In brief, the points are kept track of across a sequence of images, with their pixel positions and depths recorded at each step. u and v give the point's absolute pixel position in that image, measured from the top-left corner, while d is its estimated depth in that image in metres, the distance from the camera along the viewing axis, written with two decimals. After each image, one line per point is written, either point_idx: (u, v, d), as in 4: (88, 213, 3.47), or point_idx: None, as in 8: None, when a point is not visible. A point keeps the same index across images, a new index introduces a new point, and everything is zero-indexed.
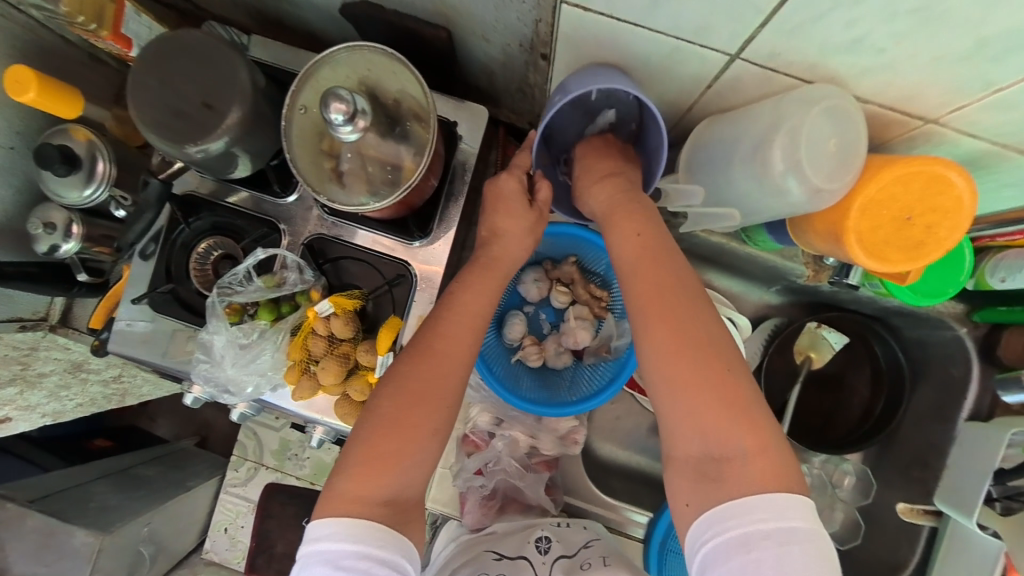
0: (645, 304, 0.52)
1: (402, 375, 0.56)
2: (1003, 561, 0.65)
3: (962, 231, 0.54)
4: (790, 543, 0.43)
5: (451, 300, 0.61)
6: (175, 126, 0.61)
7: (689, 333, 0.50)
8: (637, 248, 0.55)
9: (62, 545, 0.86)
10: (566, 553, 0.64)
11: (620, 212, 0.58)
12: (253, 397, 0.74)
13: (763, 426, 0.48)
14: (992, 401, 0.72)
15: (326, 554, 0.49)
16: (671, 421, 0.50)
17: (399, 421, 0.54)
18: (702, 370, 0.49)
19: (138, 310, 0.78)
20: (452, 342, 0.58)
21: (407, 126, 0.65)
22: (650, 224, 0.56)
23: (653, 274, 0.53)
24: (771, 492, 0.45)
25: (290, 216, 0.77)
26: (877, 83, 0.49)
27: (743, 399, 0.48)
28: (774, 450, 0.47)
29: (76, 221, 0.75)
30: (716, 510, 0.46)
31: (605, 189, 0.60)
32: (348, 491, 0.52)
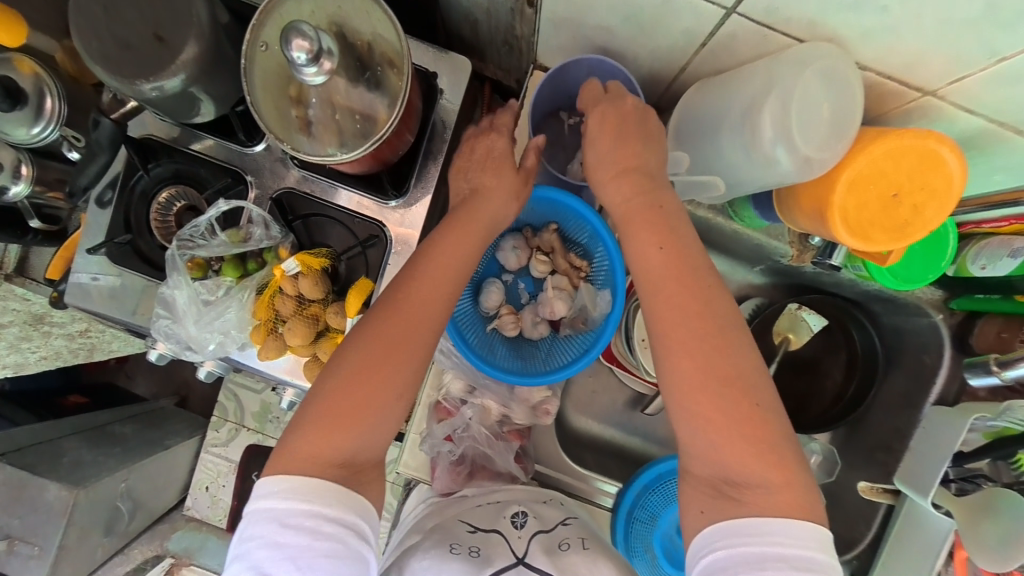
0: (665, 327, 0.50)
1: (366, 333, 0.54)
2: (952, 539, 0.66)
3: (948, 213, 0.52)
4: (806, 572, 0.42)
5: (425, 259, 0.57)
6: (125, 59, 0.56)
7: (711, 361, 0.48)
8: (662, 263, 0.51)
9: (34, 499, 0.85)
10: (543, 528, 0.61)
11: (641, 216, 0.53)
12: (217, 356, 0.72)
13: (786, 454, 0.47)
14: (961, 388, 0.73)
15: (273, 513, 0.48)
16: (689, 444, 0.49)
17: (364, 381, 0.52)
18: (722, 401, 0.47)
19: (98, 264, 0.74)
20: (420, 305, 0.55)
21: (380, 73, 0.60)
22: (674, 234, 0.52)
23: (677, 296, 0.50)
24: (791, 520, 0.44)
25: (257, 167, 0.73)
26: (879, 48, 0.46)
27: (768, 431, 0.47)
28: (798, 480, 0.46)
29: (25, 162, 0.71)
30: (735, 524, 0.45)
31: (627, 189, 0.54)
32: (305, 442, 0.50)
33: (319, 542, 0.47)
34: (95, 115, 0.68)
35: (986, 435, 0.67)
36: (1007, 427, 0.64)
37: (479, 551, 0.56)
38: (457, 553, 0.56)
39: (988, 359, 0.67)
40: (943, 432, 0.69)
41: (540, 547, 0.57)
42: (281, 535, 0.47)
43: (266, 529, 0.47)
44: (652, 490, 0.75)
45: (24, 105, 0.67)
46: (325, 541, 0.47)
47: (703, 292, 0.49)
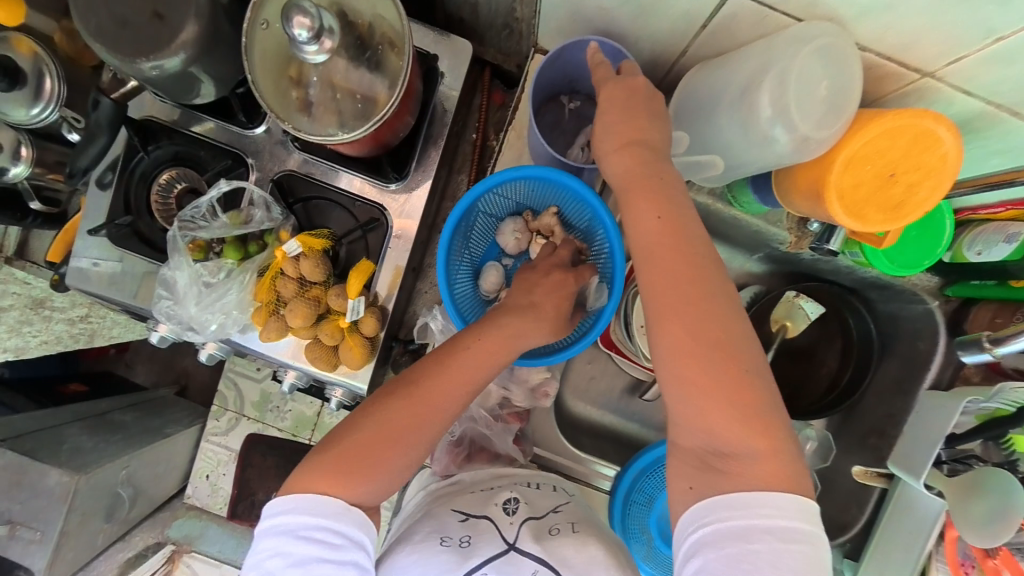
0: (659, 294, 0.50)
1: (401, 401, 0.54)
2: (943, 519, 0.68)
3: (942, 192, 0.52)
4: (789, 542, 0.43)
5: (457, 352, 0.57)
6: (126, 37, 0.56)
7: (703, 329, 0.48)
8: (656, 232, 0.51)
9: (36, 484, 0.86)
10: (534, 514, 0.59)
11: (638, 185, 0.52)
12: (217, 337, 0.72)
13: (774, 427, 0.47)
14: (954, 373, 0.73)
15: (284, 525, 0.49)
16: (679, 413, 0.49)
17: (375, 448, 0.52)
18: (713, 370, 0.47)
19: (98, 248, 0.74)
20: (445, 390, 0.55)
21: (380, 53, 0.60)
22: (671, 203, 0.51)
23: (670, 264, 0.50)
24: (777, 492, 0.45)
25: (258, 149, 0.73)
26: (876, 27, 0.46)
27: (756, 401, 0.47)
28: (784, 450, 0.47)
29: (24, 143, 0.71)
30: (721, 498, 0.45)
31: (626, 158, 0.53)
32: (318, 477, 0.50)
33: (327, 553, 0.47)
34: (94, 95, 0.65)
35: (978, 417, 0.67)
36: (999, 409, 0.65)
37: (469, 541, 0.55)
38: (447, 545, 0.54)
39: (981, 336, 0.66)
40: (934, 416, 0.70)
41: (530, 533, 0.56)
42: (289, 547, 0.47)
43: (276, 540, 0.48)
44: (648, 474, 0.76)
45: (23, 85, 0.67)
46: (333, 552, 0.47)
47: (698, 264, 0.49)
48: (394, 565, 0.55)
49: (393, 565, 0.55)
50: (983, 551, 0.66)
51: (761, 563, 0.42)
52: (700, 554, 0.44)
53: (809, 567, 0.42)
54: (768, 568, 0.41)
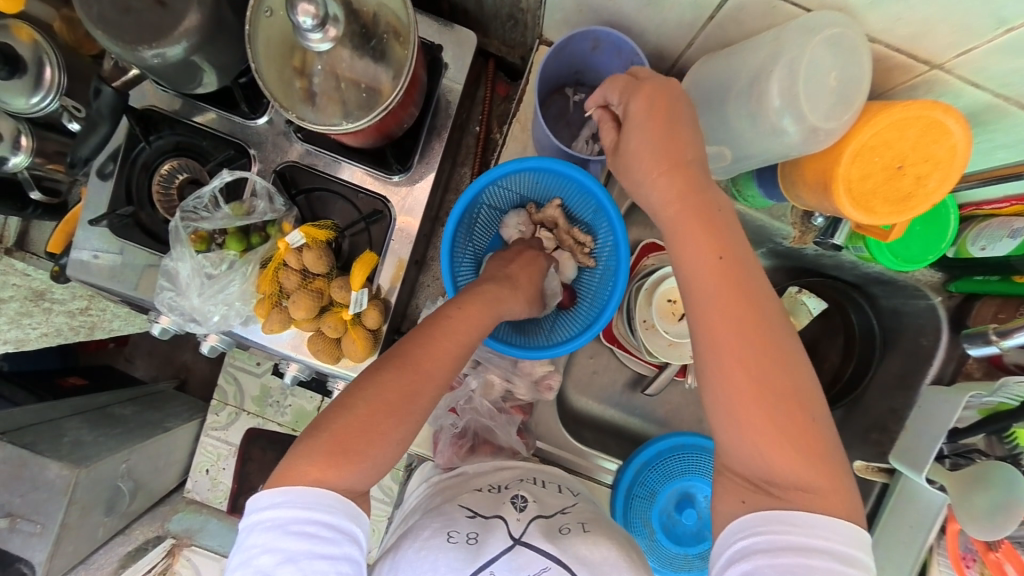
0: (717, 332, 0.49)
1: (384, 378, 0.53)
2: (946, 513, 0.68)
3: (951, 183, 0.52)
4: (847, 567, 0.43)
5: (444, 323, 0.57)
6: (128, 24, 0.55)
7: (765, 368, 0.47)
8: (711, 268, 0.50)
9: (36, 476, 0.86)
10: (543, 513, 0.59)
11: (692, 218, 0.51)
12: (220, 329, 0.72)
13: (836, 467, 0.47)
14: (957, 368, 0.73)
15: (273, 520, 0.47)
16: (739, 455, 0.48)
17: (371, 426, 0.51)
18: (777, 413, 0.47)
19: (100, 240, 0.74)
20: (435, 360, 0.55)
21: (385, 42, 0.60)
22: (725, 236, 0.51)
23: (729, 302, 0.49)
24: (838, 525, 0.45)
25: (260, 140, 0.73)
26: (886, 18, 0.46)
27: (820, 439, 0.47)
28: (846, 486, 0.46)
29: (24, 133, 0.70)
30: (778, 512, 0.45)
31: (675, 187, 0.52)
32: (307, 467, 0.49)
33: (320, 548, 0.46)
34: (96, 83, 0.64)
35: (980, 411, 0.67)
36: (1001, 403, 0.64)
37: (477, 537, 0.55)
38: (454, 541, 0.54)
39: (988, 329, 0.65)
40: (936, 411, 0.70)
41: (539, 530, 0.56)
42: (280, 543, 0.46)
43: (264, 537, 0.46)
44: (651, 467, 0.77)
45: (24, 74, 0.66)
46: (326, 546, 0.46)
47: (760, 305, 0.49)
48: (398, 563, 0.54)
49: (399, 563, 0.54)
50: (984, 543, 0.64)
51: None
52: (750, 558, 0.44)
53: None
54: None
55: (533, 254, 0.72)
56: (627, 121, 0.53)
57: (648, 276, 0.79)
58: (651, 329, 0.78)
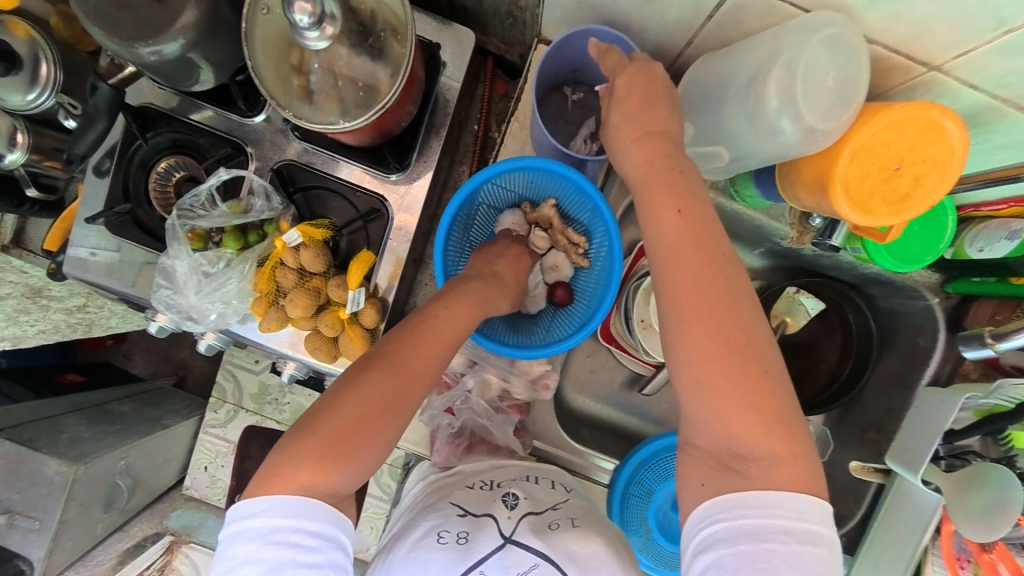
0: (682, 293, 0.49)
1: (370, 381, 0.52)
2: (940, 513, 0.68)
3: (948, 184, 0.52)
4: (807, 545, 0.43)
5: (432, 322, 0.57)
6: (124, 20, 0.55)
7: (728, 331, 0.47)
8: (677, 230, 0.50)
9: (35, 473, 0.86)
10: (534, 510, 0.59)
11: (660, 183, 0.51)
12: (217, 327, 0.72)
13: (794, 430, 0.47)
14: (953, 369, 0.73)
15: (255, 530, 0.47)
16: (695, 414, 0.49)
17: (362, 429, 0.51)
18: (734, 370, 0.47)
19: (96, 237, 0.74)
20: (424, 359, 0.55)
21: (382, 40, 0.60)
22: (693, 199, 0.51)
23: (693, 264, 0.49)
24: (793, 492, 0.45)
25: (258, 138, 0.72)
26: (884, 18, 0.46)
27: (778, 404, 0.47)
28: (803, 452, 0.47)
29: (20, 130, 0.70)
30: (735, 496, 0.46)
31: (644, 152, 0.53)
32: (293, 474, 0.48)
33: (304, 557, 0.46)
34: (93, 80, 0.64)
35: (976, 412, 0.67)
36: (997, 405, 0.65)
37: (467, 537, 0.55)
38: (443, 542, 0.54)
39: (984, 330, 0.65)
40: (933, 411, 0.70)
41: (529, 528, 0.56)
42: (262, 553, 0.46)
43: (247, 547, 0.46)
44: (648, 466, 0.77)
45: (20, 70, 0.66)
46: (309, 554, 0.47)
47: (720, 263, 0.49)
48: (393, 563, 0.55)
49: (393, 563, 0.55)
50: (979, 544, 0.64)
51: (778, 563, 0.42)
52: (713, 549, 0.44)
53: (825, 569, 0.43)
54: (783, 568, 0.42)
55: (518, 255, 0.74)
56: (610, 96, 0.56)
57: (646, 276, 0.79)
58: (649, 329, 0.76)
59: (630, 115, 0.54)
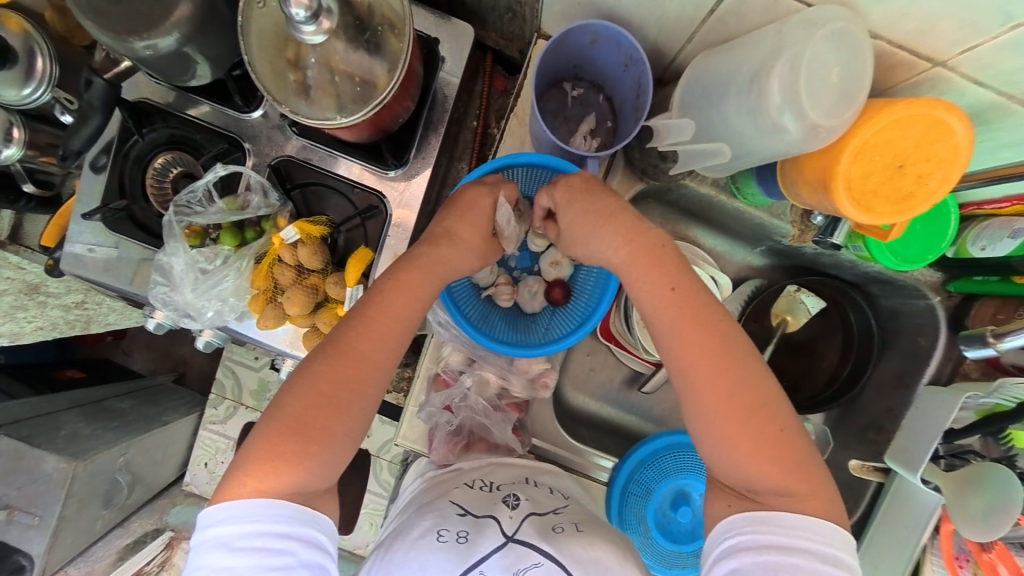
0: (688, 356, 0.52)
1: (315, 373, 0.53)
2: (940, 513, 0.68)
3: (952, 183, 0.52)
4: (827, 565, 0.44)
5: (378, 302, 0.56)
6: (118, 13, 0.54)
7: (739, 386, 0.50)
8: (671, 298, 0.54)
9: (34, 469, 0.86)
10: (537, 511, 0.59)
11: (644, 263, 0.56)
12: (215, 324, 0.71)
13: (813, 467, 0.49)
14: (954, 369, 0.73)
15: (219, 539, 0.47)
16: (721, 469, 0.51)
17: (309, 423, 0.52)
18: (747, 424, 0.50)
19: (93, 233, 0.73)
20: (372, 343, 0.55)
21: (380, 35, 0.59)
22: (679, 273, 0.55)
23: (693, 329, 0.53)
24: (820, 522, 0.47)
25: (255, 133, 0.72)
26: (888, 13, 0.45)
27: (792, 445, 0.49)
28: (822, 484, 0.49)
29: (17, 125, 0.69)
30: (761, 514, 0.47)
31: (620, 235, 0.57)
32: (244, 476, 0.49)
33: (271, 560, 0.46)
34: (87, 74, 0.66)
35: (977, 412, 0.67)
36: (998, 405, 0.64)
37: (467, 536, 0.55)
38: (443, 541, 0.55)
39: (986, 331, 0.65)
40: (934, 411, 0.70)
41: (533, 528, 0.56)
42: (226, 560, 0.46)
43: (211, 556, 0.46)
44: (647, 464, 0.76)
45: (14, 64, 0.65)
46: (275, 557, 0.46)
47: (718, 326, 0.53)
48: (388, 563, 0.54)
49: (389, 560, 0.55)
50: (978, 544, 0.65)
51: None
52: (736, 555, 0.46)
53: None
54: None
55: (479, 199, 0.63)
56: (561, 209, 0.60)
57: None
58: None
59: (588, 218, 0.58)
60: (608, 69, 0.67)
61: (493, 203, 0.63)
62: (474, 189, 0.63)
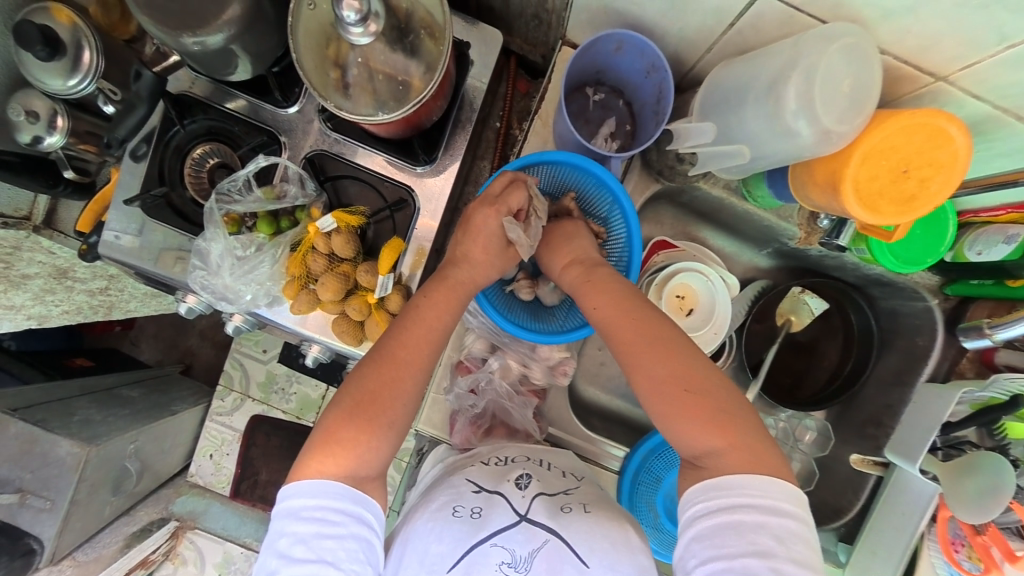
0: (623, 352, 0.59)
1: (362, 376, 0.57)
2: (935, 501, 0.71)
3: (953, 187, 0.56)
4: (775, 517, 0.47)
5: (415, 314, 0.61)
6: (174, 10, 0.58)
7: (667, 365, 0.55)
8: (607, 306, 0.61)
9: (47, 453, 0.88)
10: (547, 491, 0.62)
11: (587, 285, 0.65)
12: (249, 309, 0.74)
13: (737, 424, 0.52)
14: (950, 368, 0.77)
15: (287, 509, 0.52)
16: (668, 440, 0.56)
17: (360, 414, 0.55)
18: (672, 400, 0.54)
19: (127, 218, 0.75)
20: (411, 348, 0.59)
21: (418, 38, 0.63)
22: (610, 290, 0.63)
23: (624, 322, 0.59)
24: (745, 475, 0.49)
25: (291, 127, 0.75)
26: (896, 30, 0.49)
27: (714, 408, 0.53)
28: (754, 442, 0.52)
29: (60, 112, 0.70)
30: (709, 482, 0.51)
31: (574, 271, 0.68)
32: (309, 460, 0.54)
33: (327, 529, 0.50)
34: (138, 68, 0.73)
35: (972, 405, 0.70)
36: (992, 397, 0.68)
37: (481, 512, 0.58)
38: (459, 515, 0.58)
39: (981, 322, 0.70)
40: (930, 406, 0.74)
41: (543, 507, 0.59)
42: (292, 527, 0.51)
43: (280, 523, 0.51)
44: (656, 454, 0.79)
45: (62, 55, 0.65)
46: (333, 527, 0.51)
47: (645, 323, 0.58)
48: (412, 534, 0.59)
49: (411, 531, 0.59)
50: (973, 527, 0.68)
51: (749, 534, 0.46)
52: (695, 524, 0.50)
53: (794, 538, 0.47)
54: (750, 536, 0.46)
55: (485, 222, 0.66)
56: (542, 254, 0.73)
57: (658, 272, 0.81)
58: None
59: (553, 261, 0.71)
60: (629, 76, 0.71)
61: (500, 225, 0.66)
62: (480, 212, 0.66)
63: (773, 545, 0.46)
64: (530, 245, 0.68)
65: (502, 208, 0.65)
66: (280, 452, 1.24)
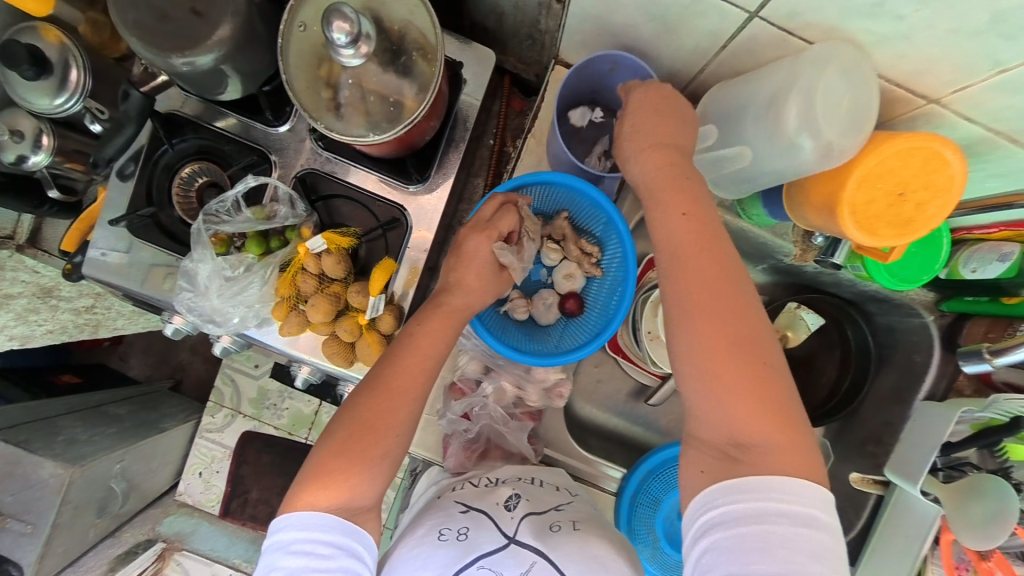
0: (689, 289, 0.51)
1: (356, 405, 0.56)
2: (939, 523, 0.70)
3: (949, 211, 0.56)
4: (809, 530, 0.43)
5: (409, 341, 0.59)
6: (164, 32, 0.58)
7: (733, 325, 0.49)
8: (689, 228, 0.52)
9: (29, 475, 0.85)
10: (535, 510, 0.61)
11: (667, 185, 0.54)
12: (237, 330, 0.73)
13: (792, 423, 0.48)
14: (948, 385, 0.76)
15: (278, 542, 0.50)
16: (696, 402, 0.50)
17: (352, 445, 0.54)
18: (733, 363, 0.48)
19: (114, 238, 0.74)
20: (405, 376, 0.57)
21: (411, 59, 0.62)
22: (700, 209, 0.53)
23: (693, 269, 0.51)
24: (789, 477, 0.45)
25: (282, 146, 0.75)
26: (890, 55, 0.49)
27: (773, 391, 0.48)
28: (801, 443, 0.47)
29: (46, 132, 0.69)
30: (738, 482, 0.46)
31: (654, 162, 0.56)
32: (302, 491, 0.52)
33: (318, 563, 0.48)
34: (126, 87, 0.70)
35: (973, 425, 0.70)
36: (992, 418, 0.68)
37: (467, 533, 0.57)
38: (444, 539, 0.56)
39: (982, 347, 0.68)
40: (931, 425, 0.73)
41: (530, 527, 0.57)
42: (282, 561, 0.49)
43: (271, 557, 0.50)
44: (655, 474, 0.77)
45: (50, 74, 0.64)
46: (322, 561, 0.49)
47: (727, 264, 0.51)
48: (395, 562, 0.57)
49: (396, 560, 0.57)
50: (978, 553, 0.67)
51: (774, 545, 0.42)
52: (715, 530, 0.45)
53: (828, 552, 0.43)
54: (782, 551, 0.42)
55: (477, 246, 0.65)
56: (625, 112, 0.59)
57: (653, 288, 0.82)
58: (656, 341, 0.79)
59: (640, 128, 0.57)
60: None
61: (491, 250, 0.65)
62: (471, 238, 0.65)
63: (806, 561, 0.42)
64: (522, 267, 0.69)
65: (493, 232, 0.64)
66: (271, 470, 1.21)
